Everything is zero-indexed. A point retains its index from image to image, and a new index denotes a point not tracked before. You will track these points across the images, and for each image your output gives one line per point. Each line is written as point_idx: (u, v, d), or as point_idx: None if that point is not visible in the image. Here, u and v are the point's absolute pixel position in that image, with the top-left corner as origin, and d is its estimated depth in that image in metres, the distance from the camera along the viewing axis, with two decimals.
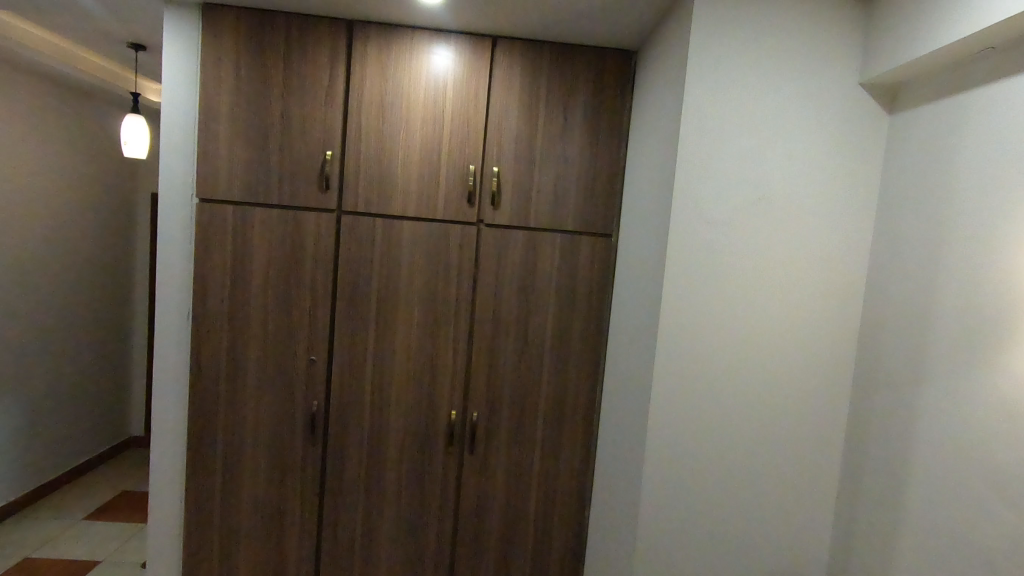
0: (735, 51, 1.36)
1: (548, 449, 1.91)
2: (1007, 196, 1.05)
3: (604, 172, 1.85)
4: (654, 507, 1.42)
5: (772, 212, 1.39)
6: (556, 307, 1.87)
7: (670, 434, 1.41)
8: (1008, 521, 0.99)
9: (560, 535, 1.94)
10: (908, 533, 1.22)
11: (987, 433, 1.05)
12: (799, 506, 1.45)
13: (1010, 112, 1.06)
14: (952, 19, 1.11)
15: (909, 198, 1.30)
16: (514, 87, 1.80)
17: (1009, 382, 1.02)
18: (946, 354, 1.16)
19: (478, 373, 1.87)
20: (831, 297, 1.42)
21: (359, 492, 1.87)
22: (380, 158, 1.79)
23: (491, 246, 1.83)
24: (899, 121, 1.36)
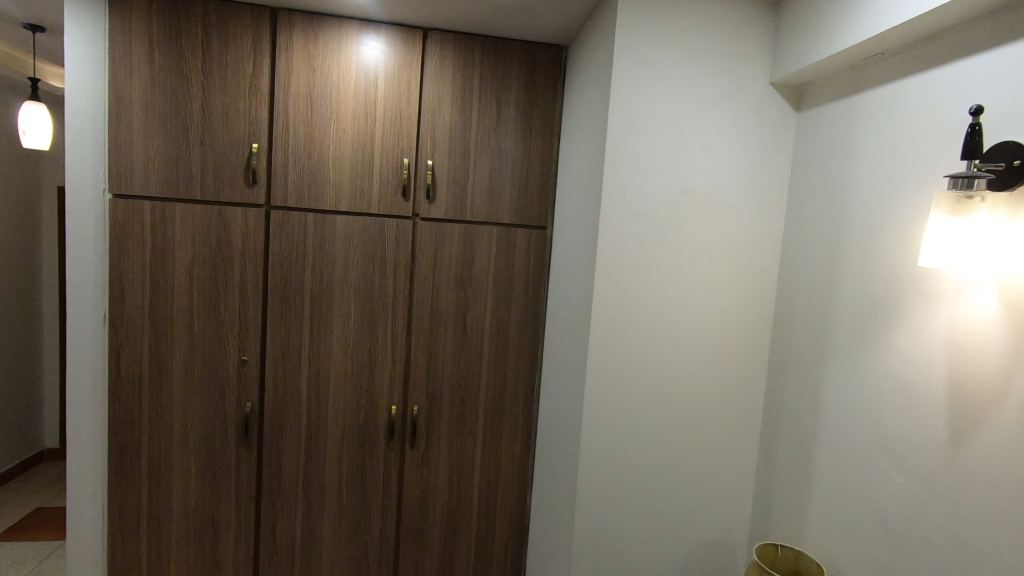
0: (657, 50, 1.42)
1: (489, 439, 1.94)
2: (896, 190, 1.16)
3: (538, 165, 1.88)
4: (591, 489, 1.48)
5: (694, 205, 1.46)
6: (494, 300, 1.89)
7: (604, 418, 1.47)
8: (899, 481, 1.11)
9: (503, 521, 1.98)
10: (818, 498, 1.33)
11: (881, 404, 1.17)
12: (724, 479, 1.55)
13: (899, 113, 1.17)
14: (848, 25, 1.21)
15: (816, 191, 1.41)
16: (447, 80, 1.80)
17: (898, 358, 1.13)
18: (847, 334, 1.27)
19: (417, 368, 1.87)
20: (748, 284, 1.51)
21: (298, 493, 1.84)
22: (309, 152, 1.74)
23: (427, 240, 1.83)
24: (805, 119, 1.47)
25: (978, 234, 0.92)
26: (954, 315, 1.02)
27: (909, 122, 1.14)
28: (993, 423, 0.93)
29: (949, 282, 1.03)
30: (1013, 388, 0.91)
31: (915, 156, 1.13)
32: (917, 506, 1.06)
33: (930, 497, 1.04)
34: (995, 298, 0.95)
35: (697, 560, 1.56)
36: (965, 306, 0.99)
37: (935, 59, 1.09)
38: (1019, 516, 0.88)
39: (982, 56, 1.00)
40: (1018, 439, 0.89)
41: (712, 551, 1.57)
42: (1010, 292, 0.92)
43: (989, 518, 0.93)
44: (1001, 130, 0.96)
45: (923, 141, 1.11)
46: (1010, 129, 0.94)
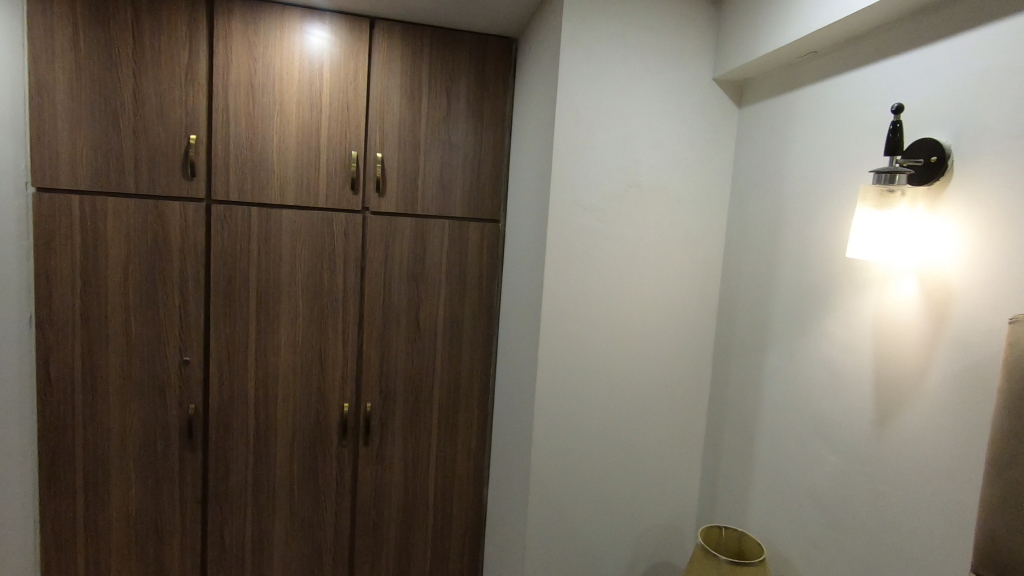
0: (604, 45, 1.43)
1: (444, 434, 1.93)
2: (829, 185, 1.21)
3: (489, 158, 1.87)
4: (544, 480, 1.50)
5: (641, 199, 1.49)
6: (447, 294, 1.88)
7: (555, 409, 1.49)
8: (832, 462, 1.16)
9: (460, 515, 1.98)
10: (760, 481, 1.38)
11: (816, 389, 1.22)
12: (672, 466, 1.60)
13: (831, 110, 1.22)
14: (784, 24, 1.24)
15: (756, 185, 1.45)
16: (395, 71, 1.77)
17: (830, 345, 1.18)
18: (785, 322, 1.32)
19: (369, 364, 1.84)
20: (694, 275, 1.55)
21: (247, 495, 1.79)
22: (252, 143, 1.68)
23: (377, 234, 1.80)
24: (747, 114, 1.51)
25: (900, 226, 0.97)
26: (880, 303, 1.07)
27: (840, 119, 1.19)
28: (914, 404, 0.99)
29: (876, 271, 1.08)
30: (931, 371, 0.96)
31: (845, 151, 1.17)
32: (848, 485, 1.12)
33: (859, 475, 1.09)
34: (915, 287, 1.00)
35: (648, 545, 1.60)
36: (890, 294, 1.05)
37: (864, 59, 1.14)
38: (936, 490, 0.94)
39: (906, 56, 1.05)
40: (937, 419, 0.95)
41: (662, 536, 1.61)
42: (929, 280, 0.98)
43: (911, 493, 0.98)
44: (921, 127, 1.01)
45: (852, 137, 1.16)
46: (929, 126, 0.99)
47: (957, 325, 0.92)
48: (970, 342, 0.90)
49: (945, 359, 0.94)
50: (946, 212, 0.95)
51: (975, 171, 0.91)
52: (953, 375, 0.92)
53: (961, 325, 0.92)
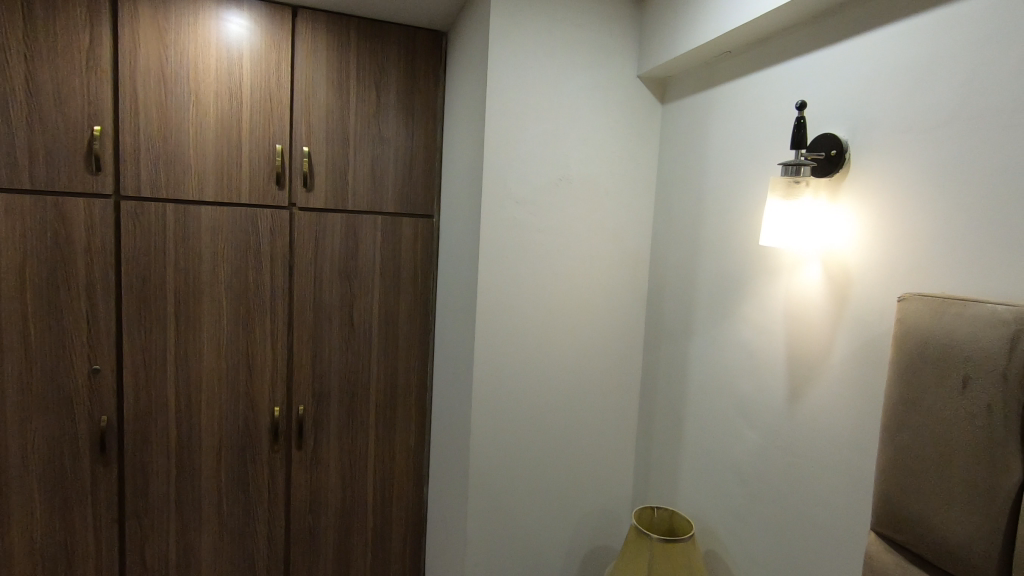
0: (532, 41, 1.44)
1: (382, 433, 1.90)
2: (743, 178, 1.28)
3: (421, 152, 1.85)
4: (482, 473, 1.51)
5: (571, 192, 1.52)
6: (381, 291, 1.85)
7: (492, 402, 1.50)
8: (751, 440, 1.24)
9: (400, 514, 1.95)
10: (688, 462, 1.45)
11: (736, 371, 1.29)
12: (607, 452, 1.64)
13: (745, 106, 1.29)
14: (700, 24, 1.30)
15: (679, 178, 1.51)
16: (320, 62, 1.71)
17: (748, 329, 1.25)
18: (708, 310, 1.38)
19: (301, 365, 1.78)
20: (623, 266, 1.60)
21: (170, 510, 1.69)
22: (165, 136, 1.58)
23: (306, 231, 1.74)
24: (669, 111, 1.57)
25: (804, 215, 1.04)
26: (790, 287, 1.14)
27: (753, 115, 1.26)
28: (821, 380, 1.07)
29: (786, 257, 1.15)
30: (834, 350, 1.04)
31: (757, 145, 1.25)
32: (766, 460, 1.19)
33: (775, 450, 1.17)
34: (820, 272, 1.08)
35: (586, 530, 1.64)
36: (798, 279, 1.12)
37: (773, 58, 1.21)
38: (841, 457, 1.02)
39: (809, 57, 1.13)
40: (841, 392, 1.02)
41: (599, 521, 1.66)
42: (832, 264, 1.05)
43: (821, 463, 1.06)
44: (822, 123, 1.09)
45: (763, 132, 1.23)
46: (829, 121, 1.07)
47: (856, 306, 1.00)
48: (867, 320, 0.98)
49: (847, 338, 1.02)
50: (844, 201, 1.03)
51: (868, 164, 0.99)
52: (854, 352, 1.00)
53: (859, 305, 1.00)
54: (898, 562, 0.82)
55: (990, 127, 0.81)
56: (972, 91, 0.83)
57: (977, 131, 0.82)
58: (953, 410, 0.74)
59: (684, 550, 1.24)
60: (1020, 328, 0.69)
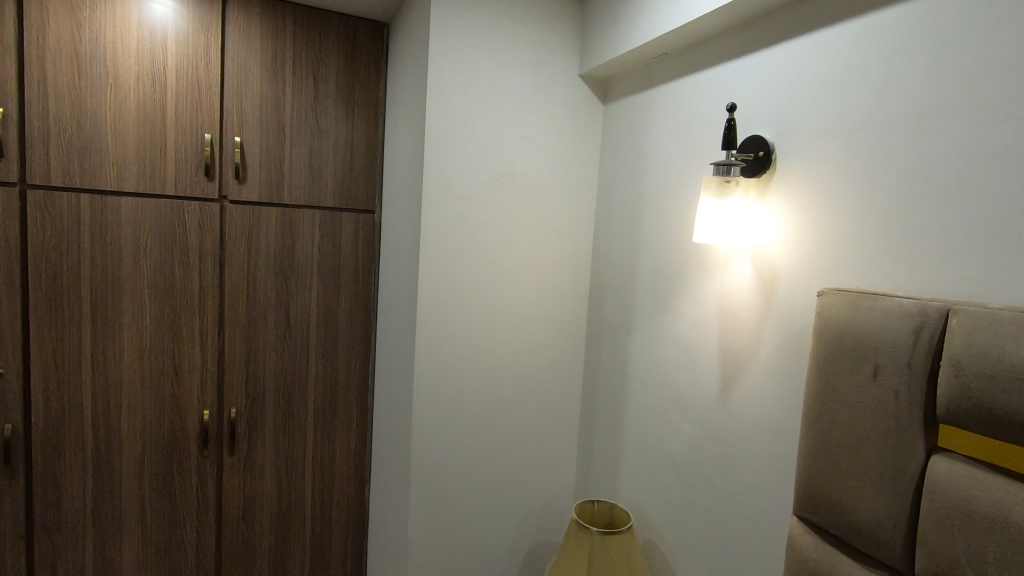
0: (474, 35, 1.43)
1: (321, 435, 1.84)
2: (680, 177, 1.32)
3: (362, 145, 1.80)
4: (424, 471, 1.49)
5: (513, 188, 1.52)
6: (320, 288, 1.79)
7: (433, 400, 1.48)
8: (686, 431, 1.27)
9: (340, 518, 1.90)
10: (627, 456, 1.47)
11: (672, 365, 1.32)
12: (550, 446, 1.65)
13: (681, 107, 1.32)
14: (639, 25, 1.33)
15: (620, 177, 1.54)
16: (253, 49, 1.63)
17: (683, 324, 1.29)
18: (646, 306, 1.41)
19: (233, 367, 1.70)
20: (566, 263, 1.62)
21: (86, 524, 1.57)
22: (79, 121, 1.47)
23: (237, 225, 1.66)
24: (610, 110, 1.60)
25: (733, 214, 1.09)
26: (723, 283, 1.18)
27: (689, 116, 1.30)
28: (750, 372, 1.11)
29: (720, 254, 1.19)
30: (762, 343, 1.08)
31: (691, 145, 1.28)
32: (700, 451, 1.23)
33: (708, 441, 1.21)
34: (749, 268, 1.12)
35: (529, 526, 1.65)
36: (730, 275, 1.17)
37: (707, 61, 1.25)
38: (768, 446, 1.06)
39: (740, 61, 1.17)
40: (768, 385, 1.07)
41: (542, 516, 1.67)
42: (760, 261, 1.10)
43: (749, 452, 1.10)
44: (752, 125, 1.13)
45: (698, 132, 1.27)
46: (758, 124, 1.11)
47: (782, 301, 1.05)
48: (792, 314, 1.03)
49: (774, 332, 1.06)
50: (771, 200, 1.08)
51: (792, 165, 1.04)
52: (780, 345, 1.05)
53: (785, 300, 1.04)
54: (817, 544, 0.86)
55: (900, 131, 0.86)
56: (884, 98, 0.89)
57: (889, 135, 0.88)
58: (865, 397, 0.79)
59: (623, 542, 1.27)
60: (924, 319, 0.74)
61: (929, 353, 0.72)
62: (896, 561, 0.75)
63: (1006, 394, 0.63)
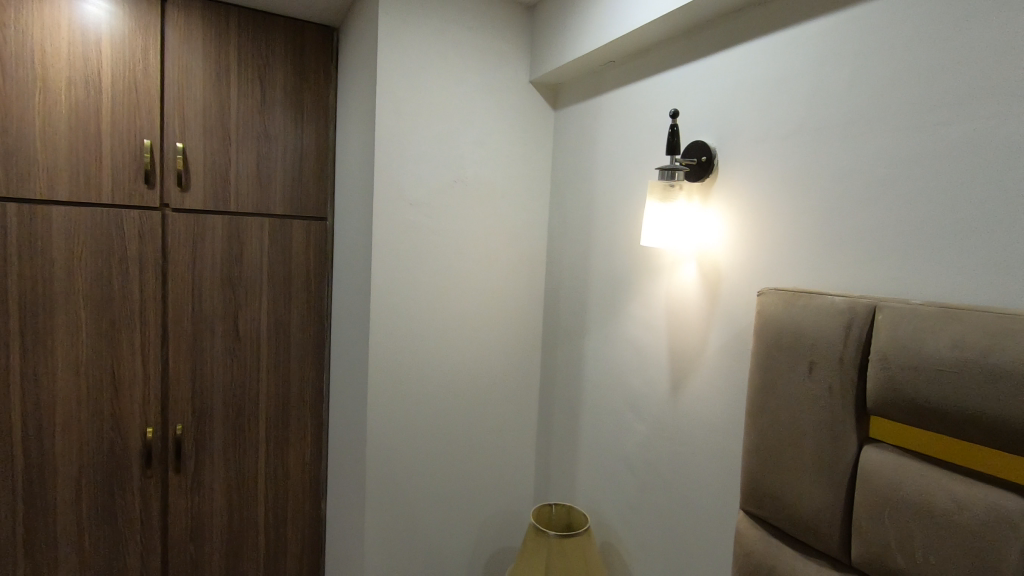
0: (424, 41, 1.43)
1: (273, 449, 1.78)
2: (628, 182, 1.34)
3: (312, 151, 1.77)
4: (380, 481, 1.46)
5: (466, 194, 1.52)
6: (270, 297, 1.74)
7: (388, 408, 1.46)
8: (639, 431, 1.29)
9: (295, 534, 1.84)
10: (584, 458, 1.49)
11: (625, 366, 1.34)
12: (509, 451, 1.65)
13: (629, 113, 1.35)
14: (586, 33, 1.35)
15: (572, 182, 1.55)
16: (195, 52, 1.58)
17: (634, 326, 1.31)
18: (599, 309, 1.43)
19: (178, 381, 1.63)
20: (521, 268, 1.62)
21: (16, 553, 1.47)
22: (4, 126, 1.39)
23: (181, 234, 1.60)
24: (561, 116, 1.61)
25: (679, 217, 1.11)
26: (670, 285, 1.21)
27: (636, 122, 1.32)
28: (698, 371, 1.13)
29: (668, 256, 1.22)
30: (709, 343, 1.11)
31: (639, 151, 1.31)
32: (653, 450, 1.25)
33: (661, 440, 1.23)
34: (695, 270, 1.15)
35: (489, 533, 1.64)
36: (678, 277, 1.19)
37: (652, 69, 1.28)
38: (717, 443, 1.09)
39: (683, 69, 1.20)
40: (715, 383, 1.09)
41: (502, 523, 1.66)
42: (705, 263, 1.12)
43: (700, 450, 1.13)
44: (695, 131, 1.16)
45: (645, 138, 1.29)
46: (701, 130, 1.15)
47: (726, 301, 1.08)
48: (735, 314, 1.06)
49: (719, 332, 1.09)
50: (714, 204, 1.11)
51: (733, 170, 1.07)
52: (726, 345, 1.07)
53: (728, 300, 1.07)
54: (762, 537, 0.88)
55: (830, 136, 0.90)
56: (815, 105, 0.93)
57: (820, 140, 0.92)
58: (802, 393, 0.82)
59: (581, 543, 1.27)
60: (854, 316, 0.77)
61: (858, 348, 0.76)
62: (834, 549, 0.78)
63: (927, 385, 0.67)
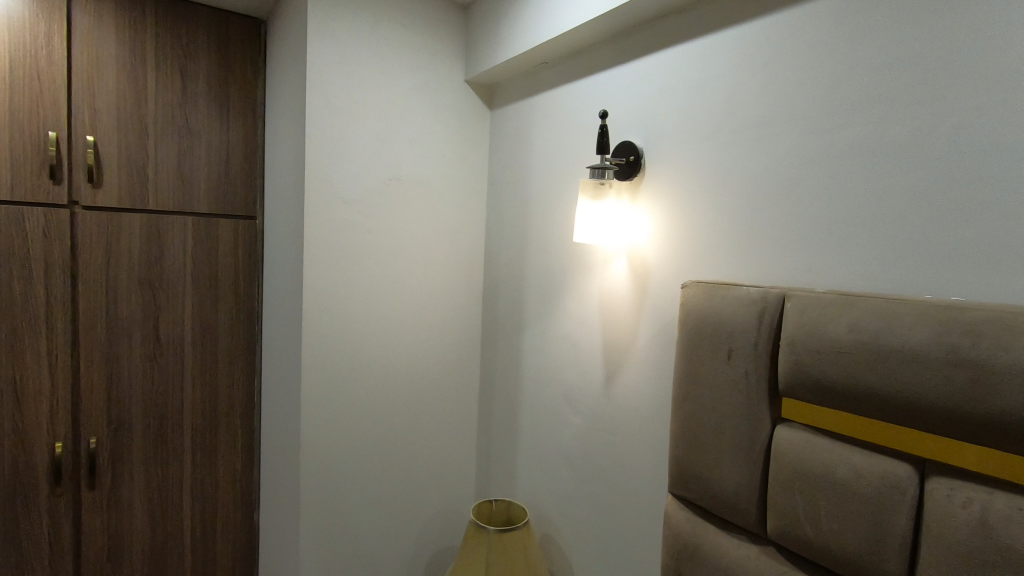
0: (356, 36, 1.40)
1: (200, 459, 1.70)
2: (561, 181, 1.37)
3: (239, 147, 1.70)
4: (314, 486, 1.43)
5: (402, 192, 1.51)
6: (195, 300, 1.66)
7: (323, 411, 1.42)
8: (576, 423, 1.32)
9: (226, 548, 1.76)
10: (524, 453, 1.50)
11: (561, 361, 1.37)
12: (449, 450, 1.65)
13: (562, 113, 1.38)
14: (518, 34, 1.37)
15: (508, 181, 1.57)
16: (106, 40, 1.48)
17: (569, 321, 1.34)
18: (536, 306, 1.45)
19: (91, 391, 1.52)
20: (458, 266, 1.62)
21: None
22: None
23: (93, 234, 1.50)
24: (496, 116, 1.63)
25: (609, 215, 1.15)
26: (603, 280, 1.25)
27: (568, 122, 1.36)
28: (629, 363, 1.18)
29: (600, 253, 1.26)
30: (639, 336, 1.16)
31: (571, 150, 1.34)
32: (589, 442, 1.28)
33: (596, 431, 1.26)
34: (625, 266, 1.19)
35: (429, 533, 1.63)
36: (609, 272, 1.23)
37: (583, 71, 1.32)
38: (648, 431, 1.13)
39: (611, 71, 1.24)
40: (645, 374, 1.14)
41: (443, 522, 1.66)
42: (634, 258, 1.17)
43: (632, 439, 1.17)
44: (624, 132, 1.20)
45: (577, 137, 1.33)
46: (629, 131, 1.19)
47: (654, 295, 1.12)
48: (663, 307, 1.11)
49: (648, 325, 1.14)
50: (642, 202, 1.15)
51: (658, 169, 1.12)
52: (654, 337, 1.12)
53: (656, 294, 1.12)
54: (688, 518, 0.93)
55: (745, 138, 0.96)
56: (732, 108, 0.99)
57: (736, 141, 0.98)
58: (723, 379, 0.86)
59: (519, 537, 1.29)
60: (766, 304, 0.82)
61: (771, 334, 0.81)
62: (752, 523, 0.83)
63: (830, 366, 0.73)
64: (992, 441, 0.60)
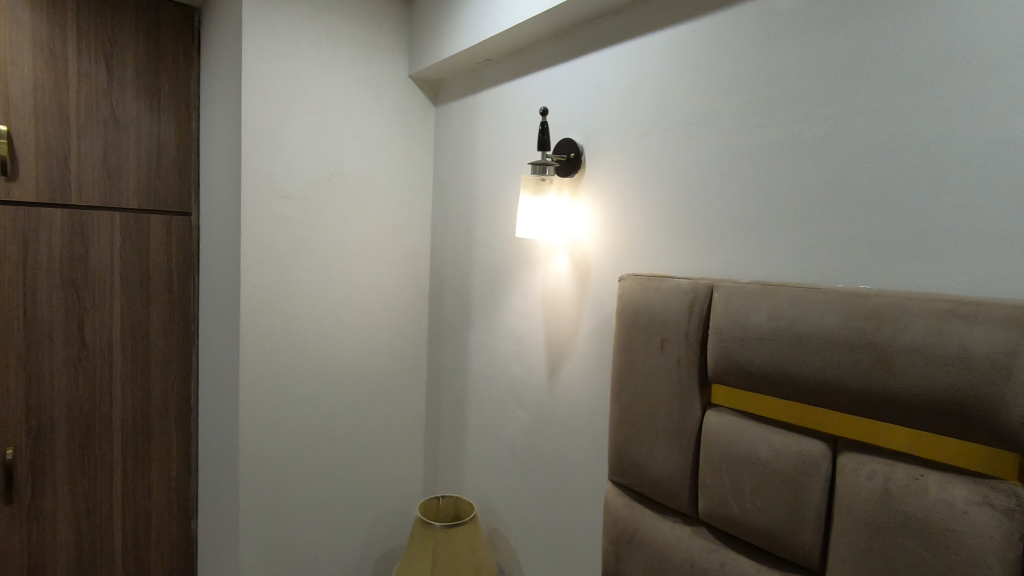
0: (295, 27, 1.37)
1: (131, 466, 1.62)
2: (505, 177, 1.38)
3: (171, 140, 1.62)
4: (254, 489, 1.39)
5: (344, 188, 1.48)
6: (124, 299, 1.58)
7: (262, 412, 1.38)
8: (521, 417, 1.34)
9: (161, 559, 1.68)
10: (471, 448, 1.51)
11: (506, 356, 1.38)
12: (395, 449, 1.63)
13: (505, 110, 1.39)
14: (461, 30, 1.37)
15: (453, 177, 1.57)
16: (20, 22, 1.39)
17: (514, 316, 1.36)
18: (482, 302, 1.46)
19: (7, 399, 1.42)
20: (403, 263, 1.61)
21: None
22: None
23: (7, 230, 1.40)
24: (441, 112, 1.62)
25: (550, 210, 1.17)
26: (546, 275, 1.26)
27: (511, 118, 1.37)
28: (572, 356, 1.20)
29: (543, 248, 1.27)
30: (580, 329, 1.18)
31: (514, 147, 1.36)
32: (533, 435, 1.30)
33: (540, 424, 1.28)
34: (566, 261, 1.21)
35: (376, 533, 1.61)
36: (552, 267, 1.25)
37: (525, 68, 1.33)
38: (589, 422, 1.16)
39: (552, 70, 1.26)
40: (586, 366, 1.16)
41: (390, 522, 1.64)
42: (575, 253, 1.19)
43: (575, 430, 1.19)
44: (565, 129, 1.23)
45: (520, 134, 1.34)
46: (569, 128, 1.21)
47: (594, 289, 1.15)
48: (602, 300, 1.13)
49: (589, 318, 1.16)
50: (583, 198, 1.18)
51: (597, 166, 1.15)
52: (594, 329, 1.15)
53: (596, 287, 1.15)
54: (626, 504, 0.96)
55: (677, 136, 1.00)
56: (665, 107, 1.02)
57: (669, 139, 1.01)
58: (656, 368, 0.90)
59: (466, 532, 1.29)
60: (696, 295, 0.86)
61: (700, 324, 0.85)
62: (684, 505, 0.86)
63: (753, 353, 0.76)
64: (893, 417, 0.65)
